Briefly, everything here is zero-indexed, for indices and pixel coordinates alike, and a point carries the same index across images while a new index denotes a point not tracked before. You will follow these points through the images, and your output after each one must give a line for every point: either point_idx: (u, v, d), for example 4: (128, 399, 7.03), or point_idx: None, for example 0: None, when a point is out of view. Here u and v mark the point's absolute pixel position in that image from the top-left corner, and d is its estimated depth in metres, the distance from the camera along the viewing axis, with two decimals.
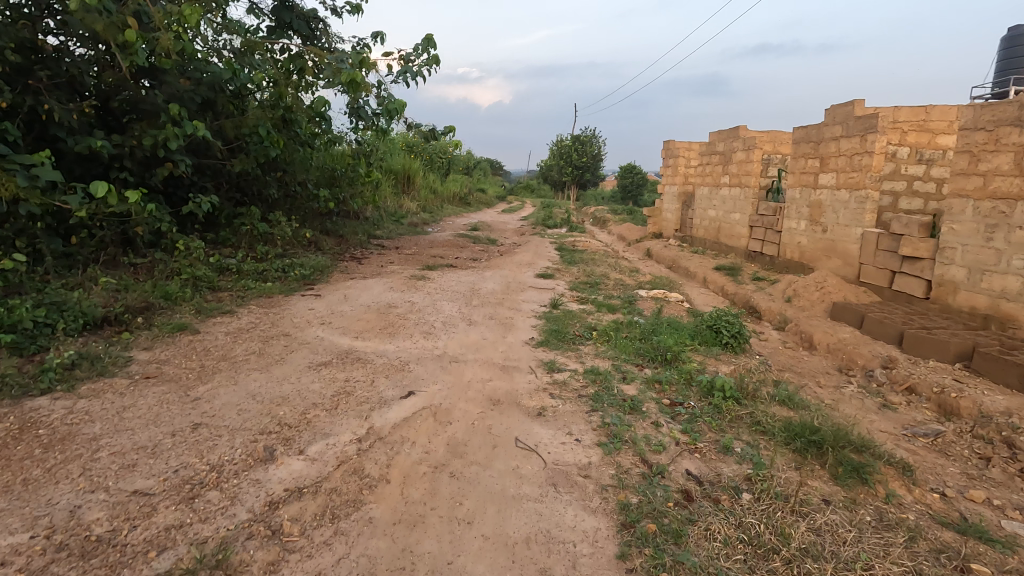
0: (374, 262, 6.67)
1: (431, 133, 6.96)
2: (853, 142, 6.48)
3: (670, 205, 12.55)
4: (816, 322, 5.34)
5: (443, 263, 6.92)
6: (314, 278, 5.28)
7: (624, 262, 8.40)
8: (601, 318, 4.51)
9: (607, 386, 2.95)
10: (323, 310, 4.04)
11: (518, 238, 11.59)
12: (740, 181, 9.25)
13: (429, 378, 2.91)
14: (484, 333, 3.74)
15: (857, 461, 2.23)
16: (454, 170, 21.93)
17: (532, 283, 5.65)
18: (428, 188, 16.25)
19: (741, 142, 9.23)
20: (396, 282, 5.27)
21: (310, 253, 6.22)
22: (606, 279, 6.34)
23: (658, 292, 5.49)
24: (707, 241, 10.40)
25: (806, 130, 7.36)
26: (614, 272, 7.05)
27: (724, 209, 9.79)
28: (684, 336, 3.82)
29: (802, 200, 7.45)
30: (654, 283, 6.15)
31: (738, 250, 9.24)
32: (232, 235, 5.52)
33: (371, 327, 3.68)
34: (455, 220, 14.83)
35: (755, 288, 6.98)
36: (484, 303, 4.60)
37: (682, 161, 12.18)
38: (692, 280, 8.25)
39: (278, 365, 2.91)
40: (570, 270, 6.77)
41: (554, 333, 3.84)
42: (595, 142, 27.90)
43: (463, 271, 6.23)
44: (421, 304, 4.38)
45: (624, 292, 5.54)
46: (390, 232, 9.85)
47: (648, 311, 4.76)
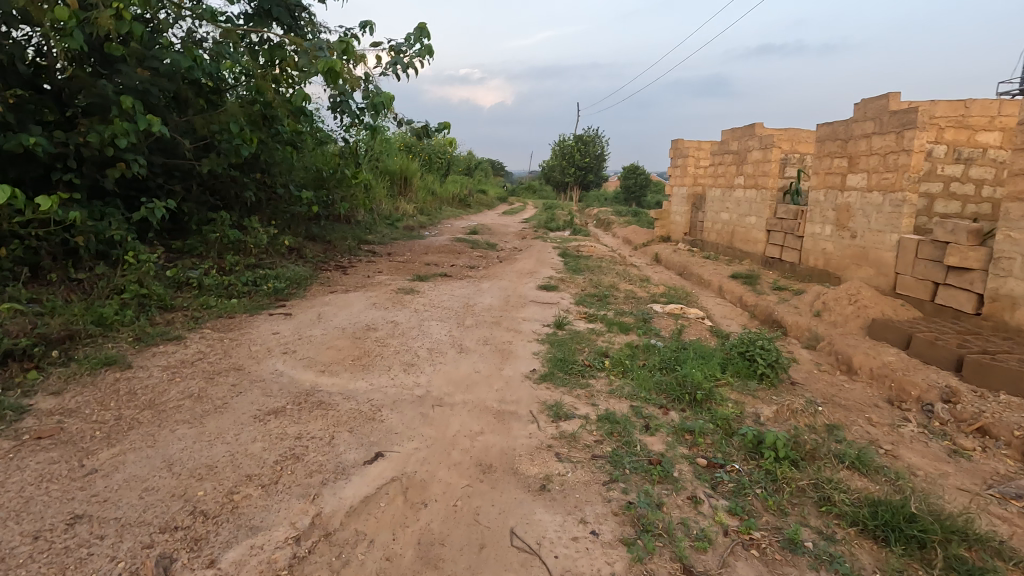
0: (361, 272, 6.10)
1: (424, 129, 6.39)
2: (887, 140, 5.88)
3: (679, 208, 11.95)
4: (853, 341, 4.74)
5: (437, 272, 6.35)
6: (289, 293, 4.71)
7: (632, 270, 7.82)
8: (613, 340, 3.92)
9: (627, 440, 2.36)
10: (289, 334, 3.46)
11: (519, 243, 11.01)
12: (756, 182, 8.65)
13: (404, 430, 2.33)
14: (477, 365, 3.15)
15: (975, 568, 1.64)
16: (454, 171, 21.37)
17: (534, 297, 5.06)
18: (426, 189, 15.71)
19: (757, 141, 8.62)
20: (381, 297, 4.70)
21: (289, 263, 5.65)
22: (615, 290, 5.76)
23: (675, 307, 4.91)
24: (719, 245, 9.81)
25: (832, 126, 6.76)
26: (622, 281, 6.47)
27: (738, 211, 9.20)
28: (713, 367, 3.23)
29: (827, 204, 6.85)
30: (669, 296, 5.57)
31: (754, 256, 8.64)
32: (199, 244, 4.95)
33: (343, 358, 3.10)
34: (454, 222, 14.26)
35: (778, 299, 6.39)
36: (479, 323, 4.02)
37: (692, 161, 11.60)
38: (706, 289, 7.66)
39: (216, 416, 2.33)
40: (576, 280, 6.19)
41: (559, 363, 3.25)
42: (598, 142, 27.34)
43: (457, 282, 5.66)
44: (406, 326, 3.79)
45: (636, 307, 4.96)
46: (383, 237, 9.27)
47: (667, 332, 4.17)
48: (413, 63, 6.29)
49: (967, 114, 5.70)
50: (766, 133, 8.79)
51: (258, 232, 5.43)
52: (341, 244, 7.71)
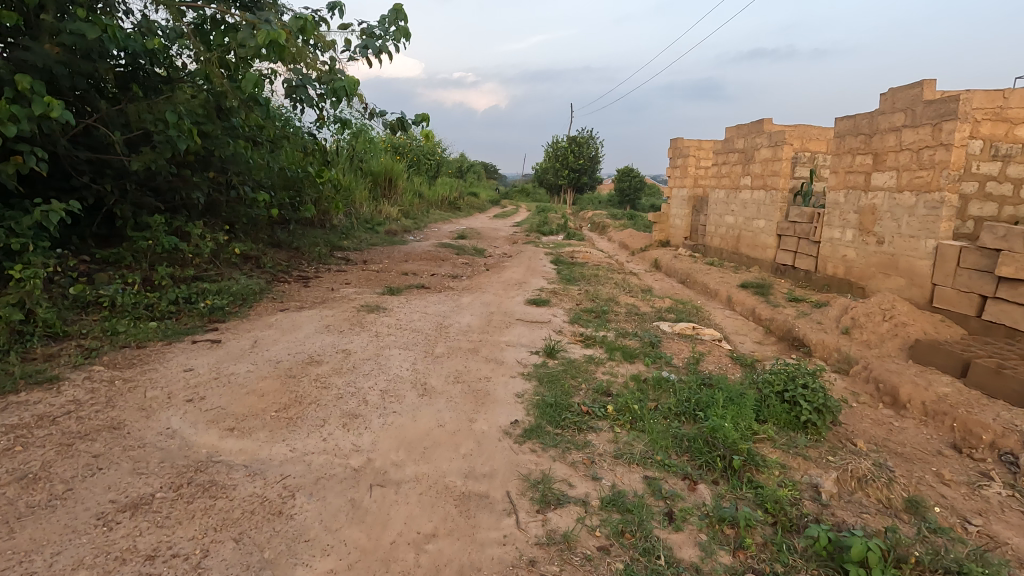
0: (326, 284, 5.36)
1: (398, 121, 5.66)
2: (921, 133, 5.20)
3: (678, 211, 11.26)
4: (895, 366, 4.05)
5: (413, 284, 5.63)
6: (230, 312, 3.98)
7: (632, 279, 7.12)
8: (615, 373, 3.21)
9: (646, 546, 1.63)
10: (205, 371, 2.71)
11: (509, 248, 10.30)
12: (765, 182, 7.98)
13: (320, 536, 1.59)
14: (443, 415, 2.42)
15: None
16: (444, 173, 20.60)
17: (522, 315, 4.34)
18: (413, 191, 14.98)
19: (766, 138, 7.95)
20: (340, 316, 3.97)
21: (240, 274, 4.91)
22: (614, 304, 5.05)
23: (686, 326, 4.19)
24: (724, 251, 9.14)
25: (854, 120, 6.09)
26: (622, 293, 5.76)
27: (744, 214, 8.53)
28: (748, 415, 2.50)
29: (847, 206, 6.18)
30: (677, 310, 4.86)
31: (763, 263, 7.97)
32: (127, 254, 4.22)
33: (265, 407, 2.35)
34: (441, 226, 13.52)
35: (797, 312, 5.70)
36: (452, 352, 3.29)
37: (693, 161, 10.91)
38: (713, 300, 6.97)
39: (41, 517, 1.58)
40: (570, 292, 5.47)
41: (550, 409, 2.52)
42: (593, 143, 26.70)
43: (433, 296, 4.94)
44: (359, 357, 3.05)
45: (641, 328, 4.24)
46: (360, 243, 8.51)
47: (681, 360, 3.46)
48: (386, 47, 5.57)
49: (1006, 105, 4.82)
50: (775, 130, 8.12)
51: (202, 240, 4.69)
52: (310, 251, 6.96)
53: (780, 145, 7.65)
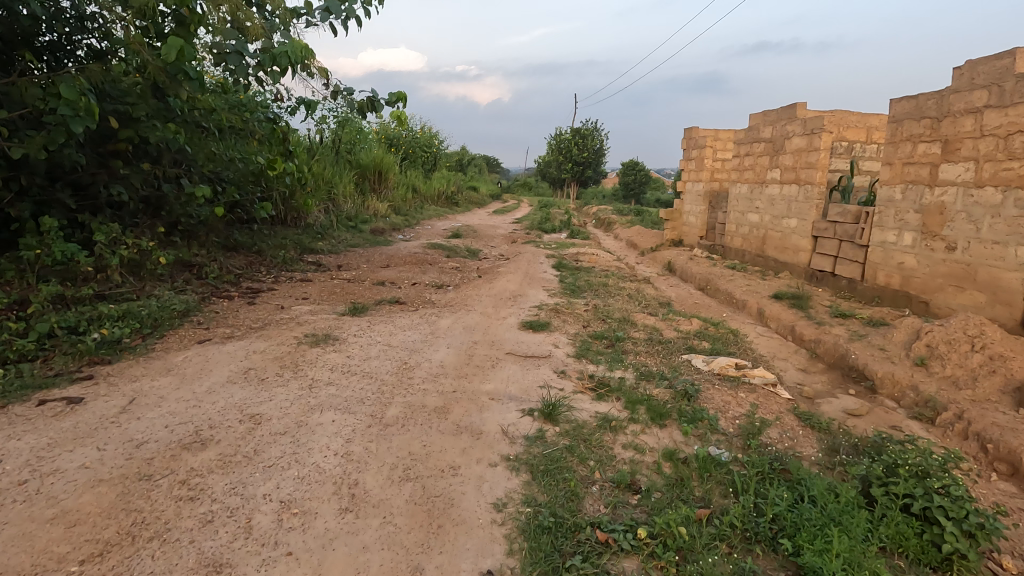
0: (281, 298, 4.44)
1: (367, 101, 4.65)
2: (1012, 115, 4.20)
3: (693, 208, 10.26)
4: (1003, 418, 3.10)
5: (387, 297, 4.69)
6: (130, 345, 3.03)
7: (647, 288, 6.14)
8: (641, 449, 2.26)
9: None
10: (14, 465, 1.76)
11: (506, 249, 9.34)
12: (797, 176, 6.98)
13: None
14: (369, 565, 1.47)
15: None
16: (441, 166, 19.59)
17: (514, 346, 3.38)
18: (405, 186, 14.00)
19: (799, 126, 6.95)
20: (273, 351, 3.02)
21: (168, 290, 3.97)
22: (630, 326, 4.09)
23: (728, 363, 3.22)
24: (747, 253, 8.16)
25: (916, 100, 5.08)
26: (637, 309, 4.80)
27: (772, 212, 7.55)
28: (868, 554, 1.56)
29: (905, 205, 5.19)
30: (710, 335, 3.89)
31: (795, 269, 6.99)
32: (7, 266, 3.28)
33: (66, 554, 1.40)
34: (435, 223, 12.55)
35: (849, 333, 4.73)
36: (411, 414, 2.33)
37: (709, 152, 9.90)
38: (742, 313, 6.00)
39: None
40: (575, 310, 4.51)
41: (547, 542, 1.58)
42: (598, 135, 25.60)
43: (407, 316, 4.01)
44: (269, 431, 2.10)
45: (667, 366, 3.28)
46: (338, 244, 7.55)
47: (731, 423, 2.50)
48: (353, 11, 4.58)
49: None
50: (809, 116, 7.11)
51: (117, 248, 3.75)
52: (274, 255, 6.00)
53: (817, 133, 6.64)
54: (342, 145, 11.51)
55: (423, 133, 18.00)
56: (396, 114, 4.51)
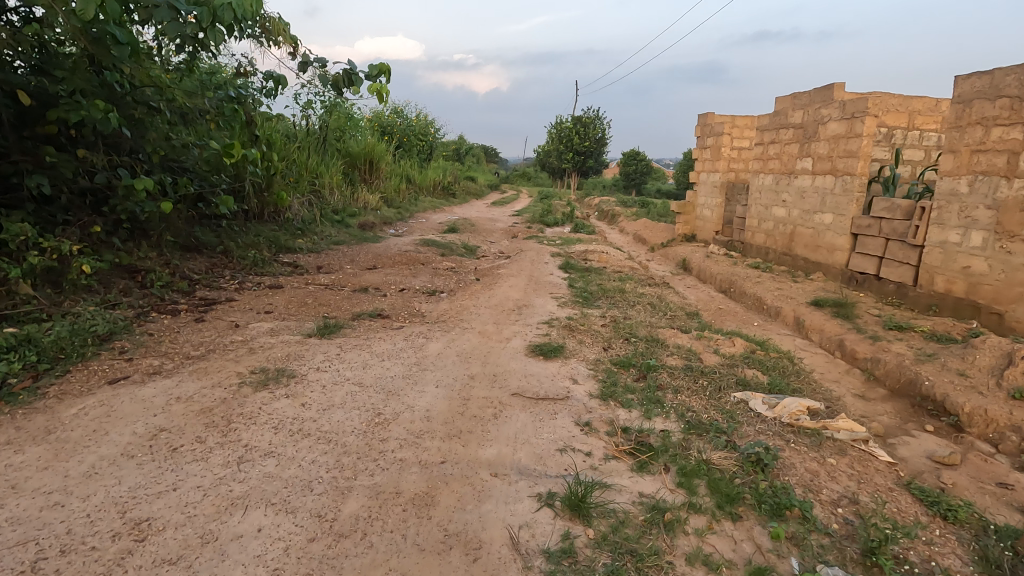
0: (240, 311, 3.70)
1: (343, 74, 3.86)
2: None
3: (709, 200, 9.50)
4: None
5: (369, 309, 3.96)
6: (14, 387, 2.29)
7: (668, 292, 5.41)
8: (716, 568, 1.54)
9: None
10: None
11: (508, 245, 8.60)
12: (833, 166, 6.23)
13: None
14: None
15: None
16: (438, 155, 18.74)
17: (522, 383, 2.65)
18: (399, 176, 13.20)
19: (836, 109, 6.19)
20: (204, 395, 2.28)
21: (95, 304, 3.23)
22: (661, 348, 3.36)
23: (798, 408, 2.49)
24: (771, 251, 7.43)
25: (992, 75, 4.32)
26: (663, 322, 4.08)
27: (802, 207, 6.81)
28: None
29: (973, 199, 4.45)
30: (761, 361, 3.17)
31: (830, 270, 6.27)
32: None
33: None
34: (430, 217, 11.77)
35: (913, 351, 4.02)
36: (378, 513, 1.61)
37: (727, 139, 9.12)
38: (776, 323, 5.27)
39: None
40: (592, 325, 3.78)
41: None
42: (600, 123, 24.71)
43: (390, 337, 3.28)
44: (152, 559, 1.36)
45: (719, 410, 2.54)
46: (320, 242, 6.79)
47: (834, 517, 1.77)
48: None
49: None
50: (847, 98, 6.34)
51: (25, 254, 3.01)
52: (243, 256, 5.25)
53: (857, 117, 5.86)
54: (329, 133, 10.70)
55: (418, 120, 17.14)
56: (376, 90, 3.74)
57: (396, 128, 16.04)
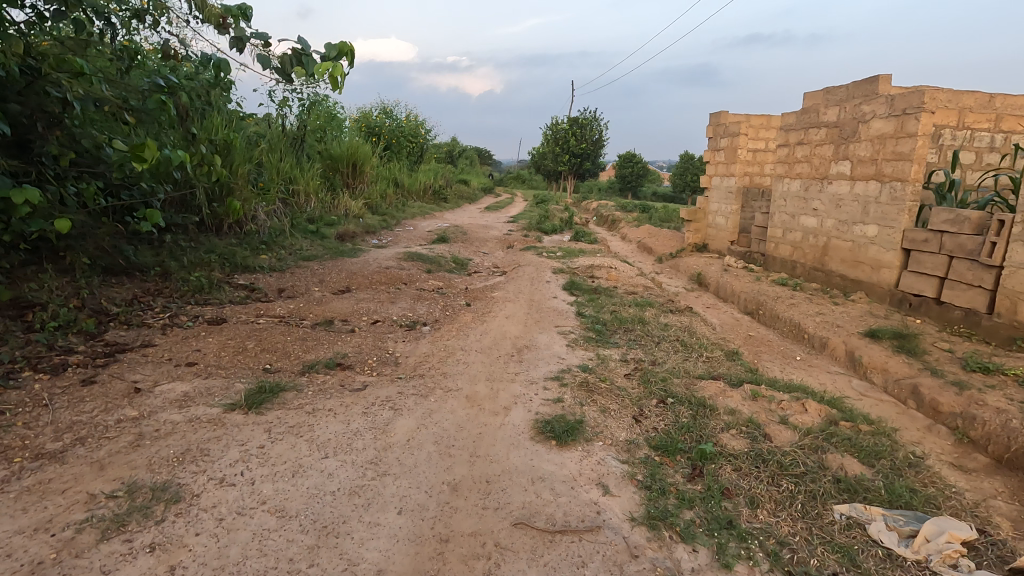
0: (156, 363, 2.83)
1: (290, 54, 2.98)
2: None
3: (723, 207, 8.67)
4: None
5: (328, 357, 3.09)
6: None
7: (694, 320, 4.57)
8: None
9: None
10: None
11: (503, 258, 7.74)
12: (879, 170, 5.41)
13: None
14: None
15: None
16: (429, 158, 17.81)
17: (529, 500, 1.79)
18: (386, 180, 12.31)
19: (882, 105, 5.37)
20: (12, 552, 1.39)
21: None
22: (710, 418, 2.52)
23: (952, 546, 1.64)
24: (800, 266, 6.62)
25: None
26: (701, 369, 3.24)
27: (837, 217, 6.00)
28: None
29: None
30: (852, 440, 2.32)
31: (874, 290, 5.45)
32: None
33: None
34: (419, 224, 10.90)
35: (1015, 406, 3.19)
36: None
37: (743, 140, 8.29)
38: (824, 358, 4.44)
39: None
40: (615, 379, 2.92)
41: None
42: (597, 124, 23.87)
43: (345, 406, 2.42)
44: None
45: (828, 544, 1.69)
46: (286, 258, 5.90)
47: None
48: None
49: None
50: (893, 92, 5.52)
51: None
52: (186, 279, 4.37)
53: (911, 114, 5.04)
54: (307, 133, 9.81)
55: (407, 121, 16.24)
56: (330, 69, 2.83)
57: (383, 129, 15.11)
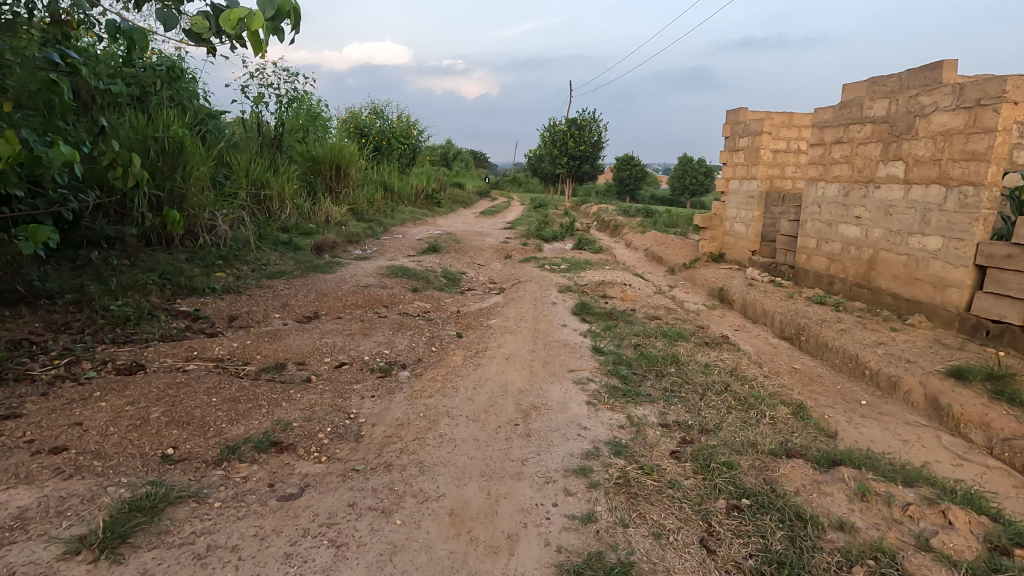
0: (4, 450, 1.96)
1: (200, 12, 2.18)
2: None
3: (743, 213, 7.85)
4: None
5: (259, 432, 2.23)
6: None
7: (736, 355, 3.72)
8: None
9: None
10: None
11: (501, 271, 6.89)
12: (944, 172, 4.59)
13: None
14: None
15: None
16: (422, 160, 16.93)
17: None
18: (374, 183, 11.44)
19: (948, 95, 4.56)
20: None
21: None
22: (817, 543, 1.68)
23: None
24: (840, 282, 5.79)
25: None
26: (770, 442, 2.40)
27: (887, 226, 5.18)
28: None
29: None
30: None
31: (937, 314, 4.64)
32: None
33: None
34: (408, 231, 10.04)
35: None
36: None
37: (766, 140, 7.47)
38: (897, 402, 3.62)
39: None
40: (662, 467, 2.08)
41: None
42: (596, 126, 23.04)
43: (265, 536, 1.56)
44: None
45: None
46: (247, 275, 5.04)
47: None
48: None
49: None
50: (958, 80, 4.70)
51: None
52: (106, 307, 3.51)
53: (988, 105, 4.23)
54: (284, 133, 8.95)
55: (397, 121, 15.36)
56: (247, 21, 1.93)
57: (372, 130, 14.25)
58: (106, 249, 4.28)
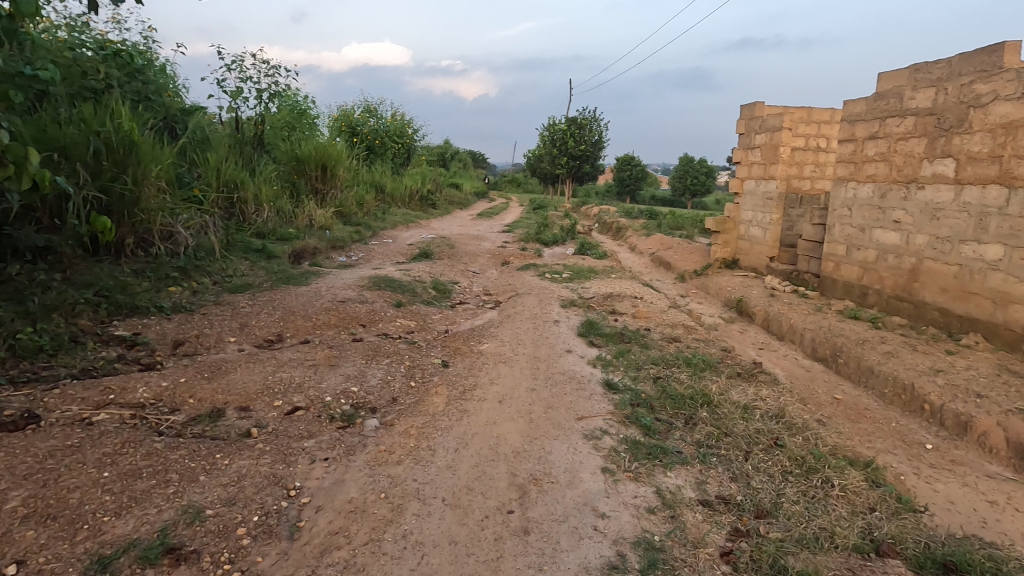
0: None
1: None
2: None
3: (760, 216, 7.23)
4: None
5: (152, 530, 1.61)
6: None
7: (775, 389, 3.10)
8: None
9: None
10: None
11: (497, 280, 6.27)
12: (1007, 171, 3.98)
13: None
14: None
15: None
16: (416, 159, 16.28)
17: None
18: (363, 184, 10.80)
19: (1013, 81, 3.95)
20: None
21: None
22: None
23: None
24: (875, 293, 5.18)
25: None
26: (851, 531, 1.79)
27: (934, 232, 4.57)
28: None
29: None
30: None
31: (998, 334, 4.04)
32: None
33: None
34: (399, 235, 9.42)
35: None
36: None
37: (786, 136, 6.85)
38: (971, 447, 3.01)
39: None
40: None
41: None
42: (597, 125, 22.41)
43: None
44: None
45: None
46: (207, 289, 4.43)
47: None
48: None
49: None
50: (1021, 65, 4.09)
51: None
52: (13, 336, 2.88)
53: None
54: (263, 129, 8.31)
55: (390, 119, 14.71)
56: None
57: (363, 129, 13.60)
58: (34, 261, 3.66)
